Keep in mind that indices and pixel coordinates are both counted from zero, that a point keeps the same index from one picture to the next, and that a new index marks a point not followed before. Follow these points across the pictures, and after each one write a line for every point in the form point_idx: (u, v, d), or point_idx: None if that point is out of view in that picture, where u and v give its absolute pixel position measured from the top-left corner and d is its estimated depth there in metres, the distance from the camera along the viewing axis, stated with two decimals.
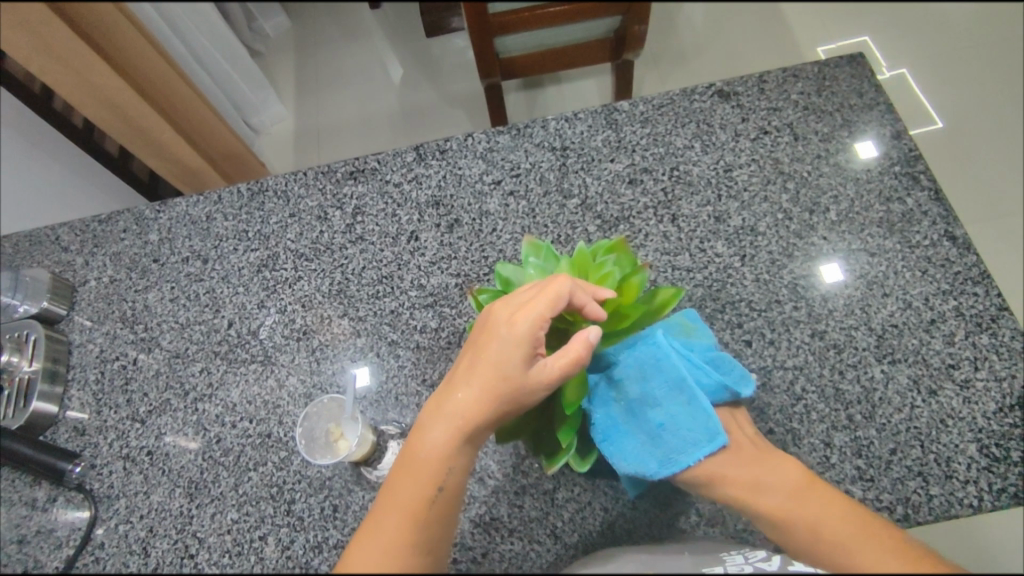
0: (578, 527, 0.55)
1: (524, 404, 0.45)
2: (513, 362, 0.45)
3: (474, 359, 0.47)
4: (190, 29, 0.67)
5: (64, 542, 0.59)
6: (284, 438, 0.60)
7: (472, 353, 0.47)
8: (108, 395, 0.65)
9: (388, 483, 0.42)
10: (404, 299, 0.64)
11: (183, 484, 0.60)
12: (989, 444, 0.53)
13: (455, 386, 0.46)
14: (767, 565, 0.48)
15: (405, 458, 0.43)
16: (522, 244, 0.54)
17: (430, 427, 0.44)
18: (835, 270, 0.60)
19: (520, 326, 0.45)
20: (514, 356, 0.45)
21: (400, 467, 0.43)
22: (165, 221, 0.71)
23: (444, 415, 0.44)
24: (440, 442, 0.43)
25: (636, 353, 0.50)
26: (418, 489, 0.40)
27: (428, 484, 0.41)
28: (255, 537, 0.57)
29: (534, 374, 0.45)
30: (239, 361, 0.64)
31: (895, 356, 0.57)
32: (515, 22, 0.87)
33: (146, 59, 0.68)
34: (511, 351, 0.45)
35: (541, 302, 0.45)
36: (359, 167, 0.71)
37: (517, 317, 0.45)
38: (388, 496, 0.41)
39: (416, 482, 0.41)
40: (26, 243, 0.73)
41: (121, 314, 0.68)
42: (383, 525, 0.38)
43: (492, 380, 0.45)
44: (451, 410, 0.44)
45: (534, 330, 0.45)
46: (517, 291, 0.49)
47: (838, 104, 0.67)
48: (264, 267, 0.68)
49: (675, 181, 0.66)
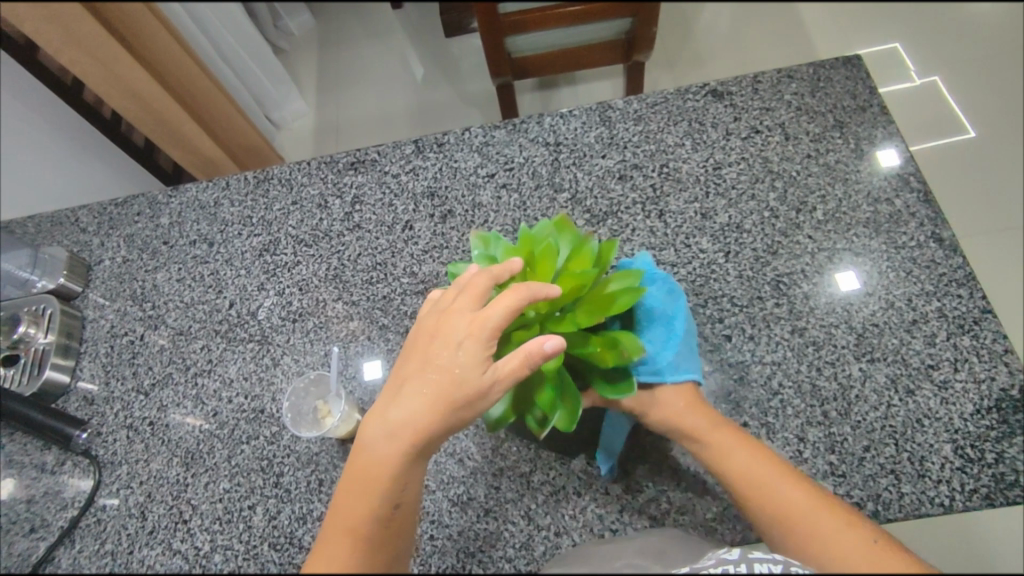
0: (551, 510, 0.56)
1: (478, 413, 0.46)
2: (468, 371, 0.45)
3: (425, 361, 0.46)
4: (212, 25, 0.68)
5: (70, 503, 0.63)
6: (275, 414, 0.63)
7: (423, 352, 0.47)
8: (116, 367, 0.69)
9: (342, 491, 0.43)
10: (396, 285, 0.67)
11: (181, 454, 0.63)
12: (964, 445, 0.53)
13: (406, 389, 0.46)
14: (728, 556, 0.47)
15: (356, 465, 0.44)
16: (473, 240, 0.56)
17: (377, 430, 0.45)
18: (852, 277, 0.60)
19: (479, 340, 0.45)
20: (468, 364, 0.45)
21: (352, 471, 0.44)
22: (176, 205, 0.75)
23: (393, 421, 0.45)
24: (390, 450, 0.44)
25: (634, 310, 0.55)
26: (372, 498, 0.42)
27: (380, 495, 0.43)
28: (244, 507, 0.60)
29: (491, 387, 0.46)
30: (237, 339, 0.67)
31: (874, 355, 0.57)
32: (528, 22, 0.89)
33: (173, 57, 0.72)
34: (465, 359, 0.45)
35: (498, 310, 0.45)
36: (361, 158, 0.73)
37: (474, 331, 0.45)
38: (341, 504, 0.43)
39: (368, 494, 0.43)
40: (48, 223, 0.77)
41: (132, 292, 0.72)
42: (337, 537, 0.41)
43: (447, 389, 0.45)
44: (401, 417, 0.45)
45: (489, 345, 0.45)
46: (464, 295, 0.48)
47: (830, 105, 0.67)
48: (265, 252, 0.71)
49: (664, 177, 0.67)
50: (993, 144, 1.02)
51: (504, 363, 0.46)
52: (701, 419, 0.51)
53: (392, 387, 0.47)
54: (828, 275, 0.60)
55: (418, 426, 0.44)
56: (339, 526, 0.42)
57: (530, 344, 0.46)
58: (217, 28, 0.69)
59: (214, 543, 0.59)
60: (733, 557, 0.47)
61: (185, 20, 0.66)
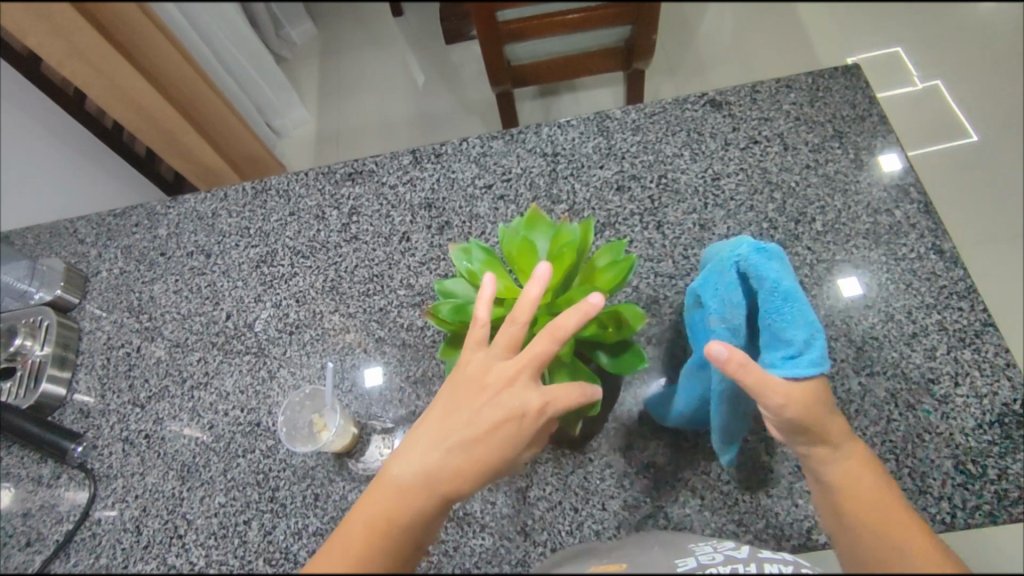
0: (548, 526, 0.55)
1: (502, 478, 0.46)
2: (514, 448, 0.44)
3: (475, 417, 0.44)
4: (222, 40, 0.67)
5: (65, 517, 0.63)
6: (271, 427, 0.63)
7: (471, 404, 0.44)
8: (112, 380, 0.69)
9: (356, 529, 0.39)
10: (393, 297, 0.66)
11: (176, 468, 0.63)
12: (965, 461, 0.53)
13: (448, 437, 0.43)
14: (736, 554, 0.47)
15: (379, 500, 0.40)
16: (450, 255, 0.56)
17: (411, 469, 0.42)
18: (854, 283, 0.60)
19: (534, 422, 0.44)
20: (516, 443, 0.44)
21: (374, 508, 0.40)
22: (174, 216, 0.75)
23: (432, 469, 0.42)
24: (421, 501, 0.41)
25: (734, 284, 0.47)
26: (387, 549, 0.38)
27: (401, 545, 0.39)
28: (239, 521, 0.60)
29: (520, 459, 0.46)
30: (234, 352, 0.67)
31: (873, 368, 0.56)
32: (526, 30, 0.88)
33: (179, 70, 0.72)
34: (514, 437, 0.43)
35: (563, 404, 0.45)
36: (358, 169, 0.73)
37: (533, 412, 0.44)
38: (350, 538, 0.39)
39: (387, 544, 0.39)
40: (47, 234, 0.77)
41: (128, 304, 0.72)
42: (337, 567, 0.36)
43: (490, 455, 0.43)
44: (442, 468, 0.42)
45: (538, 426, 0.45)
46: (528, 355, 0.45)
47: (830, 114, 0.67)
48: (263, 263, 0.71)
49: (662, 189, 0.66)
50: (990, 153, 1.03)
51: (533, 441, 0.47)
52: (839, 427, 0.43)
53: (434, 424, 0.44)
54: (828, 287, 0.60)
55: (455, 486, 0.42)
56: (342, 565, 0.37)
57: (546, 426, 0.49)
58: (225, 47, 0.69)
59: (209, 558, 0.59)
60: (743, 556, 0.46)
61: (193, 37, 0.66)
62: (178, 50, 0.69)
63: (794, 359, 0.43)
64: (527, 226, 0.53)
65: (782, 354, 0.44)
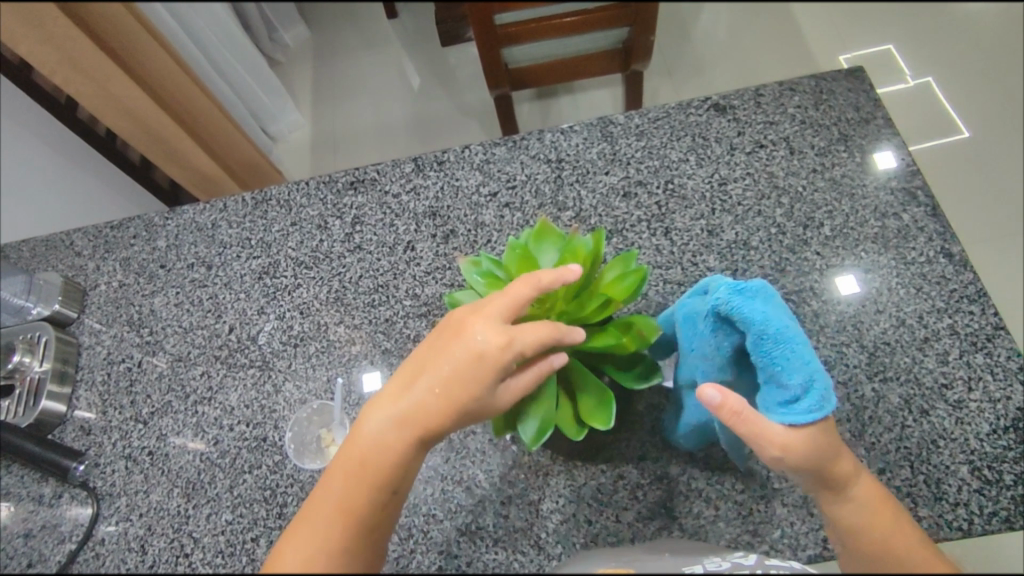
0: (562, 539, 0.55)
1: (487, 415, 0.46)
2: (484, 386, 0.45)
3: (444, 361, 0.45)
4: (209, 38, 0.65)
5: (68, 537, 0.61)
6: (278, 442, 0.62)
7: (441, 352, 0.46)
8: (113, 396, 0.67)
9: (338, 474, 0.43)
10: (398, 307, 0.66)
11: (181, 485, 0.62)
12: (981, 467, 0.52)
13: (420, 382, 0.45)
14: (743, 562, 0.48)
15: (350, 447, 0.43)
16: (459, 268, 0.55)
17: (385, 417, 0.44)
18: (851, 281, 0.60)
19: (503, 353, 0.44)
20: (484, 380, 0.44)
21: (349, 455, 0.43)
22: (173, 227, 0.73)
23: (403, 413, 0.44)
24: (394, 442, 0.43)
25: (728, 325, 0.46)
26: (360, 486, 0.42)
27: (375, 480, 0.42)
28: (247, 539, 0.59)
29: (502, 395, 0.46)
30: (238, 365, 0.66)
31: (886, 374, 0.56)
32: (522, 33, 0.87)
33: (171, 77, 0.71)
34: (481, 374, 0.44)
35: (530, 337, 0.45)
36: (360, 178, 0.72)
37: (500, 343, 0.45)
38: (331, 483, 0.42)
39: (364, 487, 0.41)
40: (43, 247, 0.76)
41: (128, 317, 0.71)
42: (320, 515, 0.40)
43: (460, 394, 0.44)
44: (413, 409, 0.44)
45: (510, 358, 0.45)
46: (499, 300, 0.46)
47: (835, 117, 0.67)
48: (265, 275, 0.70)
49: (668, 195, 0.66)
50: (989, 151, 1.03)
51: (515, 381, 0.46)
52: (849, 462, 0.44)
53: (408, 373, 0.47)
54: (838, 293, 0.60)
55: (425, 425, 0.44)
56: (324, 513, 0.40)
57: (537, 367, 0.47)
58: (215, 45, 0.68)
59: None
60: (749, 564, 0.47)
61: (187, 44, 0.65)
62: (171, 56, 0.67)
63: (791, 404, 0.43)
64: (535, 238, 0.53)
65: (779, 399, 0.44)
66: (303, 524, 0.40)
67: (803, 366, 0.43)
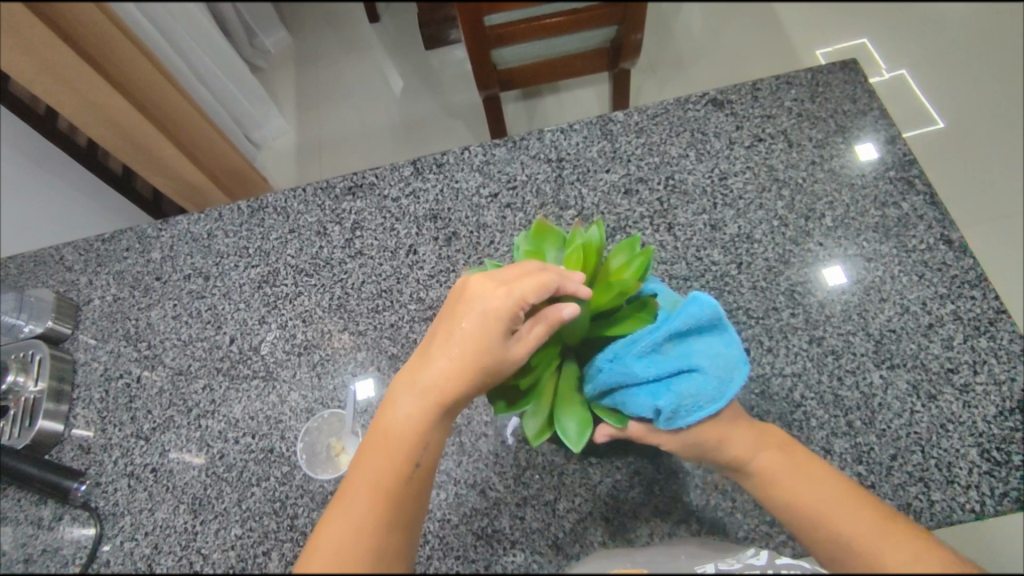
0: (579, 539, 0.55)
1: (503, 374, 0.45)
2: (492, 340, 0.45)
3: (452, 330, 0.46)
4: (192, 46, 0.62)
5: (70, 560, 0.60)
6: (286, 453, 0.61)
7: (449, 325, 0.47)
8: (112, 413, 0.66)
9: (359, 455, 0.43)
10: (403, 312, 0.65)
11: (187, 501, 0.61)
12: (990, 449, 0.53)
13: (432, 356, 0.46)
14: (755, 561, 0.48)
15: (373, 425, 0.44)
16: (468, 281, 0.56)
17: (403, 396, 0.45)
18: (836, 268, 0.61)
19: (503, 304, 0.45)
20: (491, 334, 0.45)
21: (372, 432, 0.44)
22: (167, 238, 0.72)
23: (419, 387, 0.45)
24: (414, 414, 0.44)
25: (655, 355, 0.47)
26: (382, 456, 0.42)
27: (398, 450, 0.42)
28: (258, 553, 0.58)
29: (513, 349, 0.45)
30: (241, 377, 0.65)
31: (893, 361, 0.57)
32: (512, 35, 0.86)
33: (154, 87, 0.67)
34: (487, 330, 0.45)
35: (528, 285, 0.44)
36: (358, 183, 0.71)
37: (500, 296, 0.45)
38: (358, 462, 0.42)
39: (390, 460, 0.41)
40: (31, 263, 0.74)
41: (125, 332, 0.69)
42: (351, 491, 0.40)
43: (470, 355, 0.45)
44: (428, 381, 0.45)
45: (515, 309, 0.45)
46: (498, 271, 0.48)
47: (831, 110, 0.67)
48: (265, 283, 0.69)
49: (670, 190, 0.66)
50: (975, 136, 1.05)
51: (524, 331, 0.45)
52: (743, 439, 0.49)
53: (421, 353, 0.48)
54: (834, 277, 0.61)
55: (442, 392, 0.44)
56: (356, 493, 0.40)
57: (548, 315, 0.45)
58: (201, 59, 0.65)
59: None
60: (761, 562, 0.47)
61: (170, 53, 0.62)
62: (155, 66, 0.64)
63: (697, 411, 0.48)
64: (535, 238, 0.53)
65: (692, 408, 0.48)
66: (335, 505, 0.40)
67: (709, 402, 0.48)
